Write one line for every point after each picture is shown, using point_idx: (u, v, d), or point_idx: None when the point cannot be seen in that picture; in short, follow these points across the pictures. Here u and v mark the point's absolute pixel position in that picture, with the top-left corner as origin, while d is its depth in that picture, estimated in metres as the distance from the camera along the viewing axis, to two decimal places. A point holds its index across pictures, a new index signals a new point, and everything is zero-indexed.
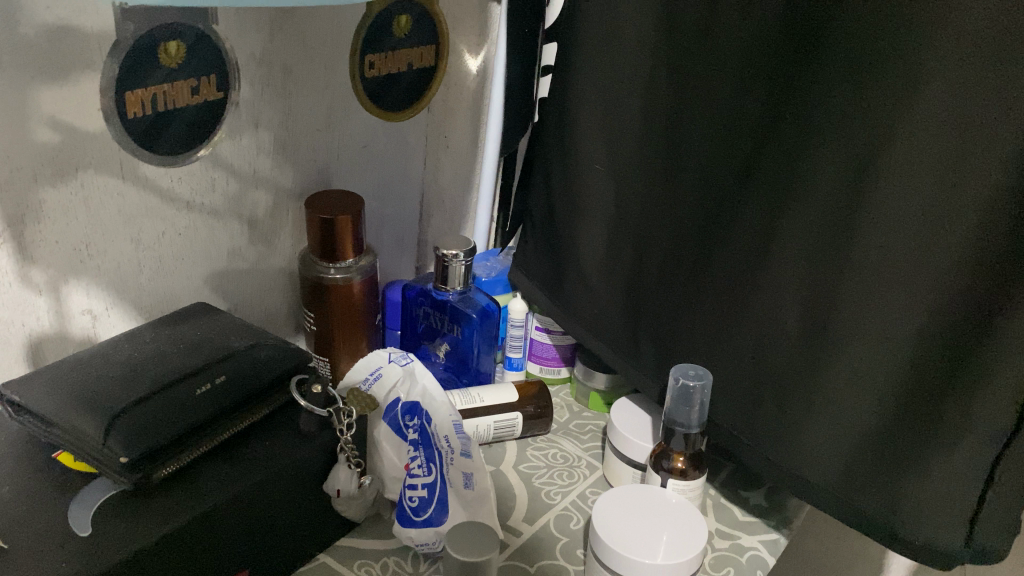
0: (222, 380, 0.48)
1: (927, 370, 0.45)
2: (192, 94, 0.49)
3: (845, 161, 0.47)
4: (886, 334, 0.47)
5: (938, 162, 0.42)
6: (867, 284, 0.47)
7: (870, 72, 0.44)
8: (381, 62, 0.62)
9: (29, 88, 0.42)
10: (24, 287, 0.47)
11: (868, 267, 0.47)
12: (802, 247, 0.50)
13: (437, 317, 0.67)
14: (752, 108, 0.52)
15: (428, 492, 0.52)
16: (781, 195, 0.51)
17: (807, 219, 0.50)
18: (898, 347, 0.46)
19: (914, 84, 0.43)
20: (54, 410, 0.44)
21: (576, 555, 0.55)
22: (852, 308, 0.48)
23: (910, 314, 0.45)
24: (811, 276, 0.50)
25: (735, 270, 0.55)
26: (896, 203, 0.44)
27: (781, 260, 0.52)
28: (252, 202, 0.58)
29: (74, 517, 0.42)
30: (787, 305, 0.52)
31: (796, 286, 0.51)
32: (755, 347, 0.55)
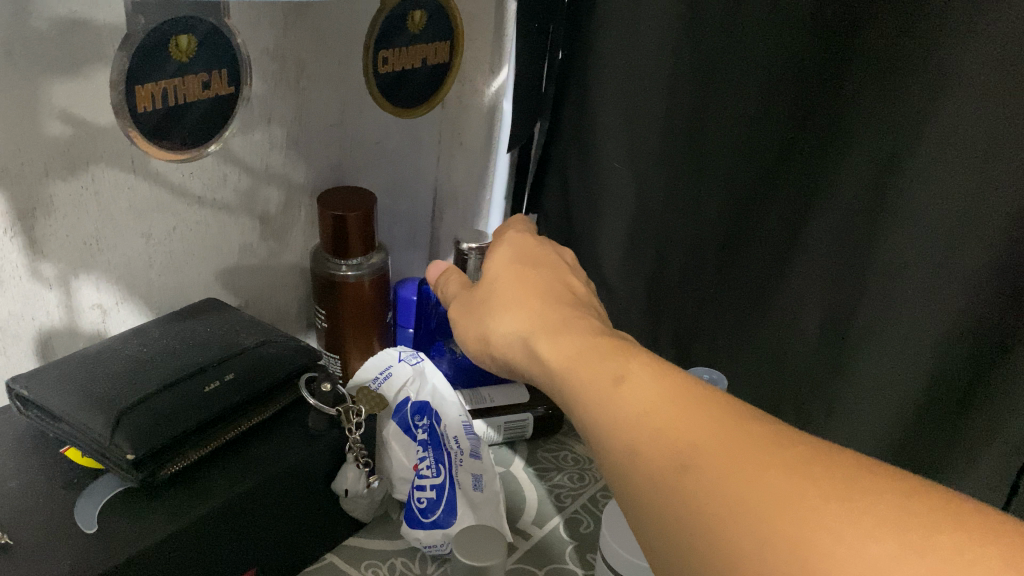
0: (230, 378, 0.48)
1: (946, 378, 0.52)
2: (203, 89, 0.49)
3: (860, 194, 0.52)
4: (913, 321, 0.52)
5: (946, 196, 0.48)
6: (886, 303, 0.53)
7: (912, 76, 0.48)
8: (396, 59, 0.61)
9: (41, 81, 0.42)
10: (34, 282, 0.47)
11: (889, 284, 0.52)
12: (828, 258, 0.55)
13: None
14: (780, 105, 0.55)
15: (437, 493, 0.52)
16: (812, 185, 0.55)
17: (839, 208, 0.54)
18: (925, 333, 0.51)
19: (937, 93, 0.47)
20: (61, 405, 0.43)
21: (586, 559, 0.55)
22: (869, 317, 0.54)
23: (926, 326, 0.51)
24: (840, 259, 0.55)
25: (767, 252, 0.59)
26: (910, 231, 0.50)
27: (810, 242, 0.56)
28: (264, 197, 0.57)
29: (79, 515, 0.41)
30: (816, 287, 0.57)
31: (825, 271, 0.56)
32: (789, 325, 0.60)
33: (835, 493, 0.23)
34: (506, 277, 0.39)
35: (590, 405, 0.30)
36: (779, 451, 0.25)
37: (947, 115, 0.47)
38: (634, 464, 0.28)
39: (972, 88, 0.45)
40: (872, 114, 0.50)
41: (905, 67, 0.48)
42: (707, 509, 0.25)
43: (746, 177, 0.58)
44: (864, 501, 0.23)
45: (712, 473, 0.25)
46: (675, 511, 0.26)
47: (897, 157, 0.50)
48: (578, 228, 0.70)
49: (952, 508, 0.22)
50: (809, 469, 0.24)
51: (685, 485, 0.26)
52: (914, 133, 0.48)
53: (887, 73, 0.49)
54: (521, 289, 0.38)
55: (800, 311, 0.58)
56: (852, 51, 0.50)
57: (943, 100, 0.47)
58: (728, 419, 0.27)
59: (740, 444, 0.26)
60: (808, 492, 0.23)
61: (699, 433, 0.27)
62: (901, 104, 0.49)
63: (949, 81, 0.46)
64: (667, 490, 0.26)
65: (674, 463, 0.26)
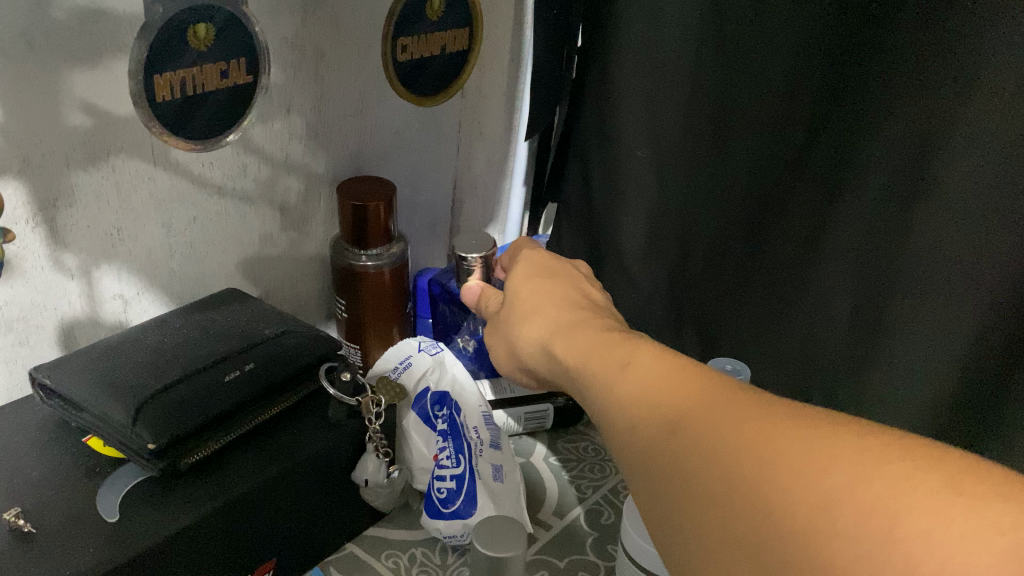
0: (250, 367, 0.48)
1: (979, 367, 0.51)
2: (221, 77, 0.48)
3: (891, 181, 0.51)
4: (948, 312, 0.51)
5: (984, 188, 0.47)
6: (920, 292, 0.52)
7: (941, 64, 0.47)
8: (415, 46, 0.61)
9: (62, 70, 0.42)
10: (56, 271, 0.47)
11: (919, 275, 0.51)
12: (857, 248, 0.54)
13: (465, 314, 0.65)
14: (803, 94, 0.54)
15: (457, 483, 0.51)
16: (839, 180, 0.54)
17: (866, 201, 0.53)
18: (959, 323, 0.50)
19: (970, 81, 0.46)
20: (83, 395, 0.44)
21: (608, 550, 0.54)
22: (905, 304, 0.53)
23: (959, 317, 0.50)
24: (869, 254, 0.54)
25: (795, 244, 0.58)
26: (946, 220, 0.49)
27: (834, 238, 0.55)
28: (284, 187, 0.57)
29: (102, 503, 0.42)
30: (843, 280, 0.56)
31: (855, 262, 0.55)
32: (816, 317, 0.59)
33: (805, 437, 0.24)
34: (525, 282, 0.40)
35: (600, 393, 0.31)
36: (761, 412, 0.26)
37: (977, 106, 0.46)
38: (636, 445, 0.28)
39: (1004, 74, 0.44)
40: (901, 99, 0.49)
41: (934, 54, 0.47)
42: (697, 477, 0.25)
43: (770, 166, 0.57)
44: (823, 442, 0.23)
45: (699, 442, 0.26)
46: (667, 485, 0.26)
47: (929, 144, 0.48)
48: (599, 218, 0.69)
49: (902, 442, 0.23)
50: (783, 424, 0.25)
51: (679, 457, 0.26)
52: (946, 124, 0.47)
53: (920, 60, 0.48)
54: (544, 294, 0.39)
55: (828, 302, 0.57)
56: (880, 35, 0.49)
57: (977, 89, 0.46)
58: (712, 387, 0.27)
59: (725, 411, 0.26)
60: (778, 440, 0.24)
61: (684, 405, 0.27)
62: (934, 86, 0.47)
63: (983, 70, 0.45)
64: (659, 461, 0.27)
65: (666, 437, 0.27)
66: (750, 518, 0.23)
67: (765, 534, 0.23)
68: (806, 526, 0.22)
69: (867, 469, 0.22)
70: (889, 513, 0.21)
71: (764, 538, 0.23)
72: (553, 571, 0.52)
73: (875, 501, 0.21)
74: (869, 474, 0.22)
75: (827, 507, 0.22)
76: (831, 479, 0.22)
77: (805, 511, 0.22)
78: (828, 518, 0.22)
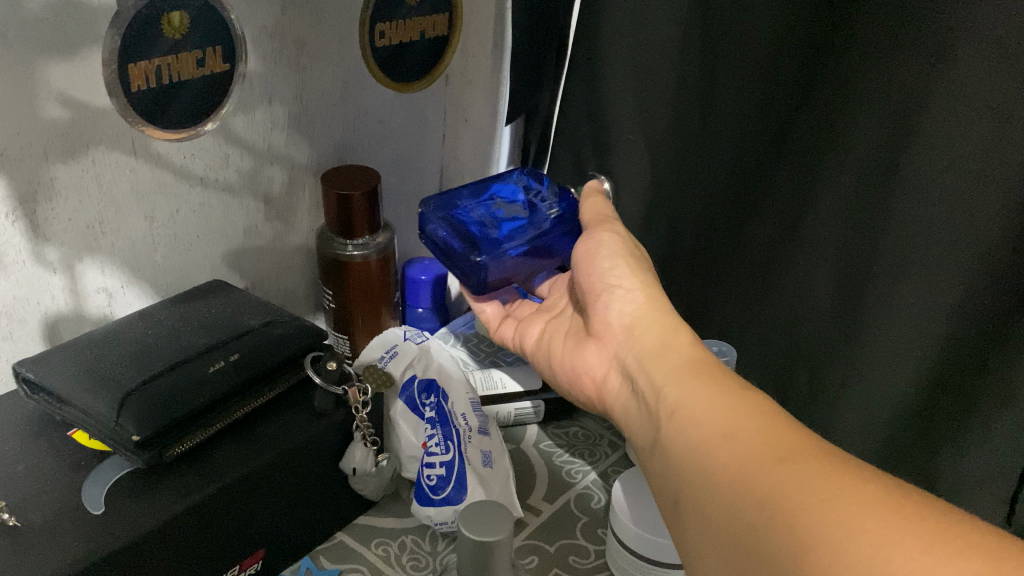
0: (235, 359, 0.48)
1: (955, 354, 0.51)
2: (197, 66, 0.48)
3: (873, 150, 0.51)
4: (923, 298, 0.51)
5: (955, 163, 0.47)
6: (902, 269, 0.51)
7: (914, 48, 0.47)
8: (392, 32, 0.60)
9: (38, 63, 0.42)
10: (38, 266, 0.46)
11: (900, 259, 0.51)
12: (839, 229, 0.54)
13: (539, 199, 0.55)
14: (788, 70, 0.53)
15: (446, 470, 0.51)
16: (820, 162, 0.54)
17: (843, 184, 0.53)
18: (933, 313, 0.51)
19: (942, 65, 0.45)
20: (66, 388, 0.44)
21: (597, 534, 0.54)
22: (882, 294, 0.53)
23: (939, 300, 0.50)
24: (847, 235, 0.54)
25: (778, 230, 0.59)
26: (924, 194, 0.48)
27: (818, 223, 0.56)
28: (267, 177, 0.57)
29: (86, 496, 0.41)
30: (821, 266, 0.56)
31: (832, 248, 0.55)
32: (793, 299, 0.60)
33: (898, 495, 0.27)
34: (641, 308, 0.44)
35: (710, 396, 0.35)
36: (838, 457, 0.30)
37: (952, 80, 0.45)
38: (727, 436, 0.33)
39: (977, 48, 0.44)
40: (876, 75, 0.49)
41: (911, 36, 0.46)
42: (776, 479, 0.29)
43: (752, 142, 0.57)
44: (908, 505, 0.26)
45: (767, 457, 0.30)
46: (716, 479, 0.32)
47: (910, 119, 0.48)
48: None
49: (964, 528, 0.25)
50: (848, 470, 0.29)
51: (769, 458, 0.30)
52: (919, 101, 0.47)
53: (899, 36, 0.47)
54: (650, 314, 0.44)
55: (811, 278, 0.57)
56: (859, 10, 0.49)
57: (949, 69, 0.45)
58: (803, 433, 0.31)
59: (809, 449, 0.30)
60: (867, 483, 0.28)
61: (789, 434, 0.31)
62: (910, 57, 0.47)
63: (956, 41, 0.45)
64: (722, 460, 0.32)
65: (765, 442, 0.31)
66: (810, 518, 0.27)
67: (814, 535, 0.27)
68: (821, 549, 0.26)
69: (890, 533, 0.25)
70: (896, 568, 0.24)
71: (808, 530, 0.27)
72: (544, 556, 0.52)
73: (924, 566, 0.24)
74: (900, 536, 0.25)
75: (842, 539, 0.26)
76: (873, 527, 0.26)
77: (859, 539, 0.25)
78: (881, 558, 0.25)
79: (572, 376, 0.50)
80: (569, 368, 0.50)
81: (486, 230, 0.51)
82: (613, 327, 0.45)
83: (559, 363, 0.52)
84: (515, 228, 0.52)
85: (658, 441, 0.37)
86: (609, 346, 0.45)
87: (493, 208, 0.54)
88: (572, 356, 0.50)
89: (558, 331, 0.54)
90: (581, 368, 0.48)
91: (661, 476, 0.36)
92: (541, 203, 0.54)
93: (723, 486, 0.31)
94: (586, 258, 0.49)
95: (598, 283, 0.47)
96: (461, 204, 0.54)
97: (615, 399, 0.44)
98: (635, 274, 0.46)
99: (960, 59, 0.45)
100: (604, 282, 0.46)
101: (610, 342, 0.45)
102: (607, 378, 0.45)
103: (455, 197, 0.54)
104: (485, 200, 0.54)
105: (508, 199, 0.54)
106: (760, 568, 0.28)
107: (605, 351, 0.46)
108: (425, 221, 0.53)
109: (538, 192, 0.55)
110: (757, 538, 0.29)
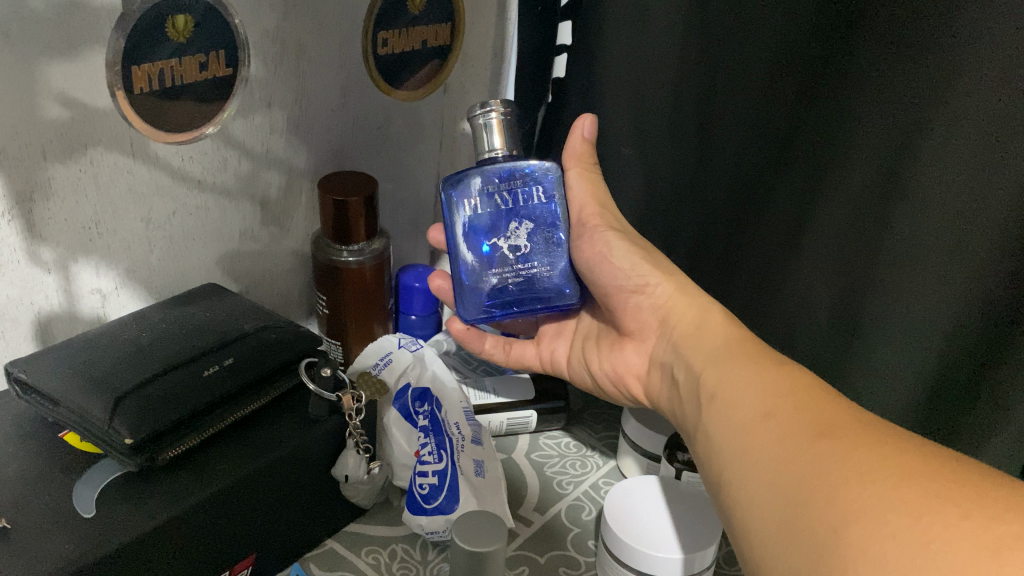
0: (230, 363, 0.48)
1: (950, 381, 0.50)
2: (201, 70, 0.48)
3: (870, 176, 0.49)
4: (915, 323, 0.50)
5: (953, 184, 0.45)
6: (898, 290, 0.50)
7: (918, 70, 0.45)
8: (396, 41, 0.60)
9: (38, 62, 0.42)
10: (33, 266, 0.46)
11: (895, 285, 0.50)
12: (832, 254, 0.53)
13: (509, 189, 0.49)
14: (786, 88, 0.52)
15: (439, 479, 0.52)
16: (810, 189, 0.53)
17: (837, 209, 0.51)
18: (927, 338, 0.50)
19: (940, 90, 0.45)
20: (58, 389, 0.43)
21: (588, 546, 0.54)
22: (877, 317, 0.51)
23: (932, 325, 0.49)
24: (838, 265, 0.53)
25: (766, 257, 0.57)
26: (926, 211, 0.47)
27: (809, 255, 0.54)
28: (264, 181, 0.57)
29: (77, 499, 0.41)
30: (816, 295, 0.55)
31: (826, 275, 0.54)
32: (783, 325, 0.58)
33: (934, 462, 0.28)
34: (677, 299, 0.46)
35: (748, 378, 0.37)
36: (874, 427, 0.31)
37: (953, 102, 0.44)
38: (765, 414, 0.34)
39: (980, 66, 0.43)
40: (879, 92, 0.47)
41: (908, 60, 0.46)
42: (813, 455, 0.30)
43: (747, 159, 0.56)
44: (945, 471, 0.27)
45: (804, 435, 0.31)
46: (755, 464, 0.33)
47: (908, 135, 0.47)
48: None
49: (997, 495, 0.26)
50: (886, 439, 0.29)
51: (807, 432, 0.32)
52: (919, 124, 0.46)
53: (894, 57, 0.46)
54: (691, 306, 0.46)
55: (803, 297, 0.56)
56: (858, 29, 0.47)
57: (948, 96, 0.44)
58: (839, 403, 0.33)
59: (843, 423, 0.31)
60: (901, 451, 0.29)
61: (827, 406, 0.33)
62: (911, 77, 0.45)
63: (957, 62, 0.43)
64: (759, 439, 0.33)
65: (802, 416, 0.33)
66: (847, 489, 0.28)
67: (851, 505, 0.27)
68: (857, 522, 0.27)
69: (930, 503, 0.26)
70: (939, 538, 0.25)
71: (843, 503, 0.27)
72: (534, 567, 0.52)
73: (966, 532, 0.25)
74: (939, 506, 0.26)
75: (883, 511, 0.26)
76: (911, 497, 0.26)
77: (898, 508, 0.26)
78: (922, 526, 0.25)
79: (613, 377, 0.52)
80: (607, 371, 0.52)
81: (539, 277, 0.50)
82: (650, 325, 0.48)
83: (595, 369, 0.54)
84: (547, 243, 0.50)
85: (701, 427, 0.38)
86: (650, 343, 0.49)
87: (504, 247, 0.49)
88: (610, 358, 0.52)
89: (586, 338, 0.56)
90: (621, 367, 0.51)
91: (704, 461, 0.37)
92: (533, 200, 0.49)
93: (762, 468, 0.32)
94: (598, 261, 0.48)
95: (622, 284, 0.48)
96: (482, 270, 0.50)
97: (661, 393, 0.47)
98: (652, 264, 0.48)
99: (960, 84, 0.44)
100: (630, 283, 0.48)
101: (650, 339, 0.48)
102: (650, 373, 0.49)
103: (467, 266, 0.50)
104: (485, 243, 0.49)
105: (502, 223, 0.49)
106: (795, 544, 0.28)
107: (646, 348, 0.49)
108: (477, 317, 0.51)
109: (516, 188, 0.49)
110: (794, 515, 0.29)
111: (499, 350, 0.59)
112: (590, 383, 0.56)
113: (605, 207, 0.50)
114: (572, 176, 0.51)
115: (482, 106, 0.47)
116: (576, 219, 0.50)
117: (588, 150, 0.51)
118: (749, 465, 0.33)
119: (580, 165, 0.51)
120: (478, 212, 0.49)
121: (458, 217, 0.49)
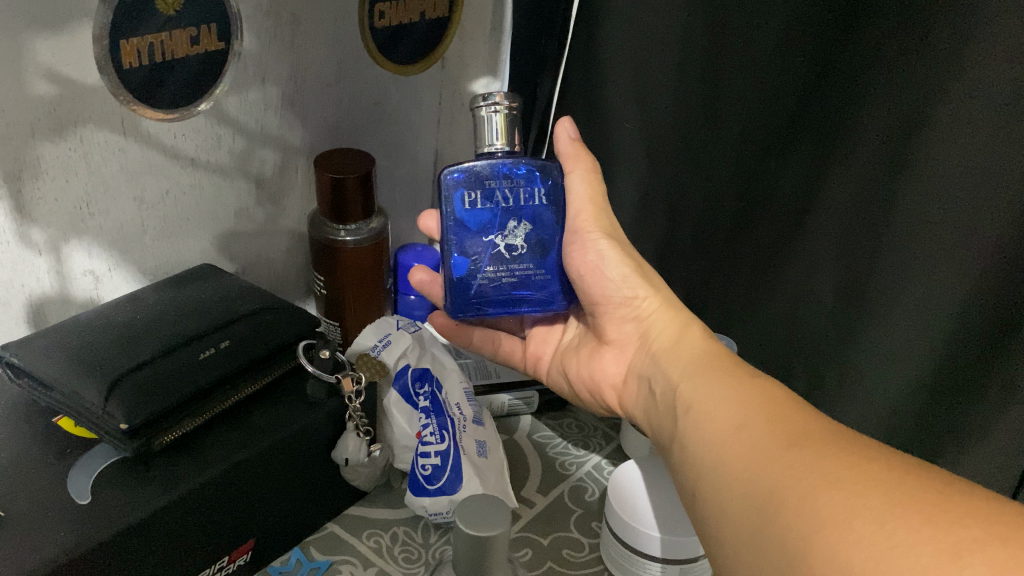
0: (225, 346, 0.47)
1: (954, 365, 0.49)
2: (191, 43, 0.47)
3: (882, 154, 0.48)
4: (923, 309, 0.50)
5: (974, 152, 0.44)
6: (906, 275, 0.50)
7: (931, 37, 0.44)
8: (392, 12, 0.59)
9: (25, 36, 0.40)
10: (22, 246, 0.45)
11: (906, 256, 0.49)
12: (841, 226, 0.52)
13: (509, 185, 0.47)
14: (791, 61, 0.51)
15: (442, 459, 0.51)
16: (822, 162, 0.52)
17: (844, 186, 0.51)
18: (934, 324, 0.49)
19: (958, 63, 0.43)
20: (51, 373, 0.42)
21: (592, 527, 0.54)
22: (885, 291, 0.51)
23: (941, 301, 0.49)
24: (845, 242, 0.52)
25: (772, 233, 0.56)
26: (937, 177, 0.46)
27: (816, 229, 0.53)
28: (259, 159, 0.56)
29: (73, 485, 0.40)
30: (823, 269, 0.54)
31: (830, 251, 0.53)
32: (793, 305, 0.57)
33: (900, 468, 0.27)
34: (654, 313, 0.46)
35: (723, 391, 0.36)
36: (842, 437, 0.30)
37: (968, 70, 0.43)
38: (739, 428, 0.33)
39: (998, 35, 0.42)
40: (892, 61, 0.46)
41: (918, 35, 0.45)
42: (784, 463, 0.30)
43: (754, 135, 0.54)
44: (910, 477, 0.27)
45: (774, 447, 0.31)
46: (727, 474, 0.32)
47: (917, 107, 0.46)
48: None
49: (966, 505, 0.25)
50: (855, 450, 0.29)
51: (777, 442, 0.31)
52: (930, 96, 0.45)
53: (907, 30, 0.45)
54: (670, 318, 0.45)
55: (816, 270, 0.55)
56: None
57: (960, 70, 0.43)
58: (810, 416, 0.32)
59: (814, 433, 0.31)
60: (868, 459, 0.28)
61: (797, 418, 0.32)
62: (923, 44, 0.44)
63: (975, 29, 0.42)
64: (731, 450, 0.32)
65: (771, 428, 0.32)
66: (815, 497, 0.27)
67: (814, 514, 0.27)
68: (823, 530, 0.26)
69: (893, 508, 0.25)
70: (896, 546, 0.24)
71: (810, 512, 0.27)
72: (538, 550, 0.52)
73: (925, 538, 0.24)
74: (900, 513, 0.25)
75: (851, 518, 0.26)
76: (876, 504, 0.26)
77: (861, 521, 0.25)
78: (888, 530, 0.25)
79: (589, 384, 0.51)
80: (584, 377, 0.51)
81: (530, 279, 0.48)
82: (632, 335, 0.47)
83: (573, 377, 0.52)
84: (543, 244, 0.48)
85: (675, 440, 0.37)
86: (629, 353, 0.48)
87: (501, 245, 0.47)
88: (587, 365, 0.51)
89: (568, 346, 0.54)
90: (597, 376, 0.50)
91: (679, 473, 0.36)
92: (535, 199, 0.47)
93: (734, 478, 0.31)
94: (590, 270, 0.47)
95: (611, 295, 0.47)
96: (474, 264, 0.47)
97: (636, 403, 0.46)
98: (641, 277, 0.47)
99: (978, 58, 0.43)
100: (620, 294, 0.47)
101: (630, 349, 0.48)
102: (626, 384, 0.48)
103: (461, 256, 0.47)
104: (481, 237, 0.47)
105: (498, 220, 0.47)
106: (771, 552, 0.28)
107: (625, 358, 0.48)
108: (464, 313, 0.48)
109: (517, 187, 0.47)
110: (764, 525, 0.28)
111: (487, 345, 0.57)
112: (568, 392, 0.54)
113: (603, 212, 0.48)
114: (574, 179, 0.48)
115: (487, 98, 0.45)
116: (570, 224, 0.48)
117: (580, 150, 0.49)
118: (723, 476, 0.32)
119: (584, 167, 0.49)
120: (474, 205, 0.47)
121: (450, 206, 0.47)
